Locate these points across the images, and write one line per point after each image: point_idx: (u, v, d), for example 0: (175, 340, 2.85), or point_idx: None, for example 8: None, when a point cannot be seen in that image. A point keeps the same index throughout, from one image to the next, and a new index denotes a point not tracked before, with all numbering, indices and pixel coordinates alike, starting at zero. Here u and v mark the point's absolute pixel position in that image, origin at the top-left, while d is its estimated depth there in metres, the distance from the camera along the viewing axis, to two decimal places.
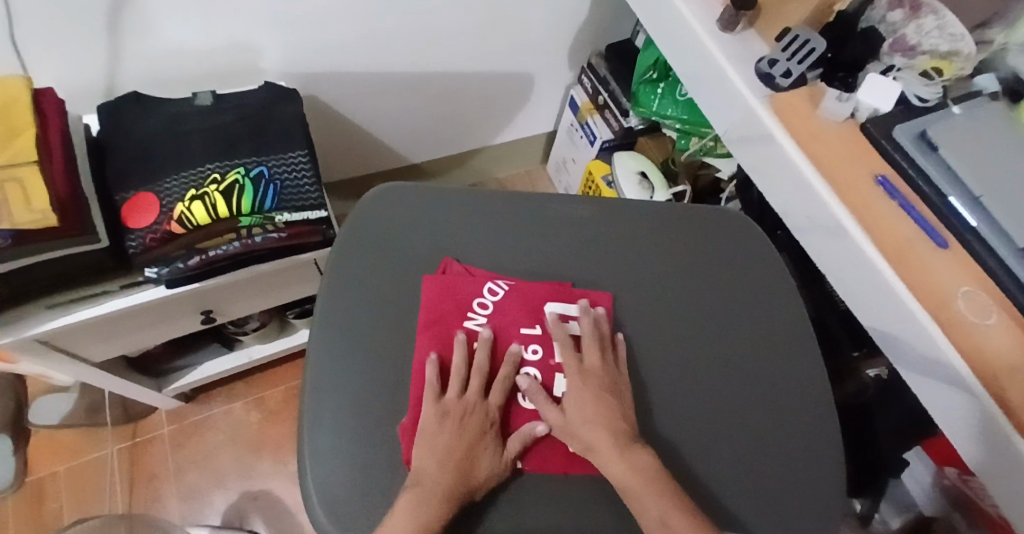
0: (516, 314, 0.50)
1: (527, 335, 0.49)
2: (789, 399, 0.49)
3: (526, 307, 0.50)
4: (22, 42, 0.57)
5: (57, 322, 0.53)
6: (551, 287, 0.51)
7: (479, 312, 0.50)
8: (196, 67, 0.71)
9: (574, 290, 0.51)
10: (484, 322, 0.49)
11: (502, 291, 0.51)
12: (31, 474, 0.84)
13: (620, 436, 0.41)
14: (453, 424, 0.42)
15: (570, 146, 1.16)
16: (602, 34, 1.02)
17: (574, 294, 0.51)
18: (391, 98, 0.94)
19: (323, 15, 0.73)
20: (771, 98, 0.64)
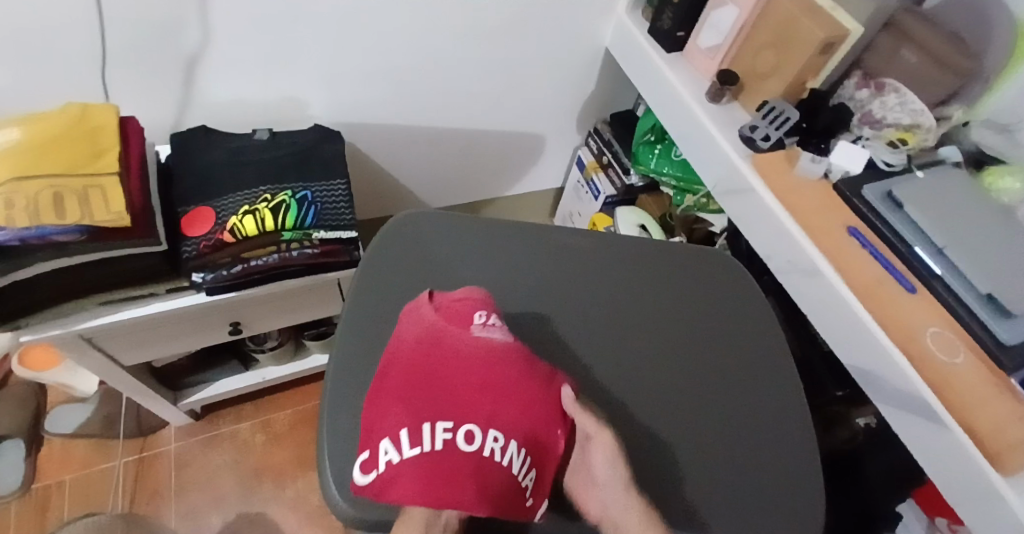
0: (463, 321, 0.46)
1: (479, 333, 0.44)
2: (771, 419, 0.52)
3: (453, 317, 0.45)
4: (111, 80, 0.67)
5: (104, 318, 0.59)
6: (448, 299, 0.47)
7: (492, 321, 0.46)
8: (252, 111, 0.81)
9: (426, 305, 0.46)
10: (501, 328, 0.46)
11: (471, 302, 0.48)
12: (37, 482, 0.86)
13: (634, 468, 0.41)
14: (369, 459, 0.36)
15: (576, 201, 1.25)
16: (608, 104, 1.14)
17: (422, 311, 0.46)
18: (418, 149, 1.04)
19: (365, 73, 0.83)
20: (753, 157, 0.73)
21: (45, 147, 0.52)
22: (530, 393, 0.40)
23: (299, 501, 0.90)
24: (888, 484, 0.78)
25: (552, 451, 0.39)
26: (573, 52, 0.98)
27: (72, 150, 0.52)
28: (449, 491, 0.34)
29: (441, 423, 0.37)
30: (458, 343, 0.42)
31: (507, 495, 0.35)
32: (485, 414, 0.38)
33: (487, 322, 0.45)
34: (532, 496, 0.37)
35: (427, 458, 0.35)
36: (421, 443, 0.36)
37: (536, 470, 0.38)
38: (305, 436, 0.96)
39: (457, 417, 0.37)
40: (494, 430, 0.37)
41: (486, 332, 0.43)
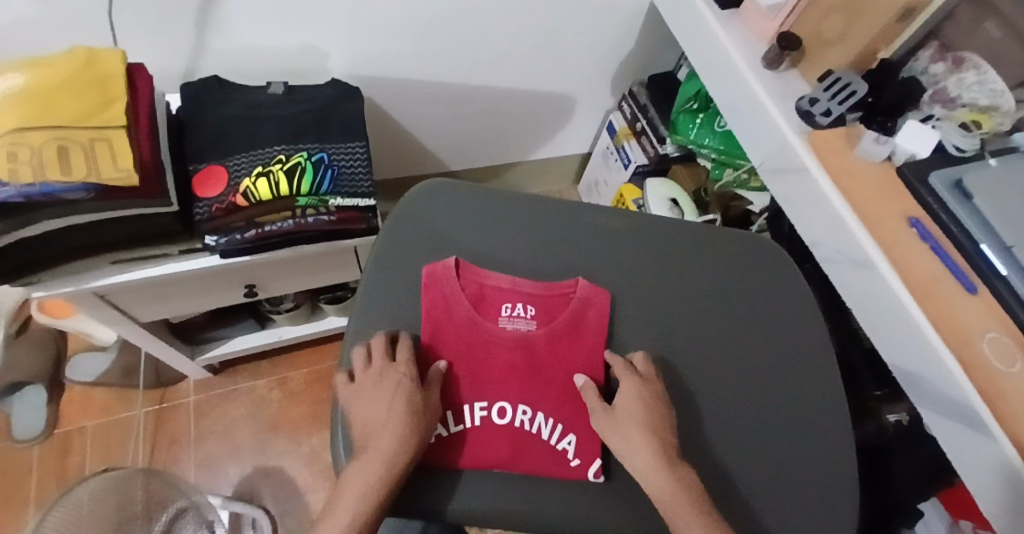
0: (485, 304, 0.52)
1: (502, 315, 0.52)
2: (799, 426, 0.50)
3: (477, 300, 0.52)
4: (119, 22, 0.63)
5: (116, 277, 0.57)
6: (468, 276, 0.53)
7: (515, 308, 0.52)
8: (267, 61, 0.76)
9: (451, 281, 0.51)
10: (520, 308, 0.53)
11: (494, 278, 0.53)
12: (59, 427, 0.89)
13: (652, 438, 0.43)
14: (377, 388, 0.45)
15: (603, 168, 1.20)
16: (645, 64, 1.06)
17: (448, 285, 0.51)
18: (439, 107, 0.98)
19: (383, 21, 0.77)
20: (810, 134, 0.66)
21: (49, 96, 0.48)
22: (565, 362, 0.51)
23: (313, 458, 0.91)
24: (916, 480, 0.74)
25: (587, 421, 0.48)
26: (612, 5, 0.90)
27: (77, 100, 0.48)
28: (487, 451, 0.46)
29: (478, 403, 0.48)
30: (494, 330, 0.51)
31: (545, 459, 0.46)
32: (515, 393, 0.49)
33: (513, 312, 0.52)
34: (576, 456, 0.46)
35: (470, 433, 0.46)
36: (462, 420, 0.47)
37: (571, 434, 0.47)
38: (318, 396, 0.96)
39: (506, 396, 0.49)
40: (523, 405, 0.48)
41: (512, 323, 0.52)
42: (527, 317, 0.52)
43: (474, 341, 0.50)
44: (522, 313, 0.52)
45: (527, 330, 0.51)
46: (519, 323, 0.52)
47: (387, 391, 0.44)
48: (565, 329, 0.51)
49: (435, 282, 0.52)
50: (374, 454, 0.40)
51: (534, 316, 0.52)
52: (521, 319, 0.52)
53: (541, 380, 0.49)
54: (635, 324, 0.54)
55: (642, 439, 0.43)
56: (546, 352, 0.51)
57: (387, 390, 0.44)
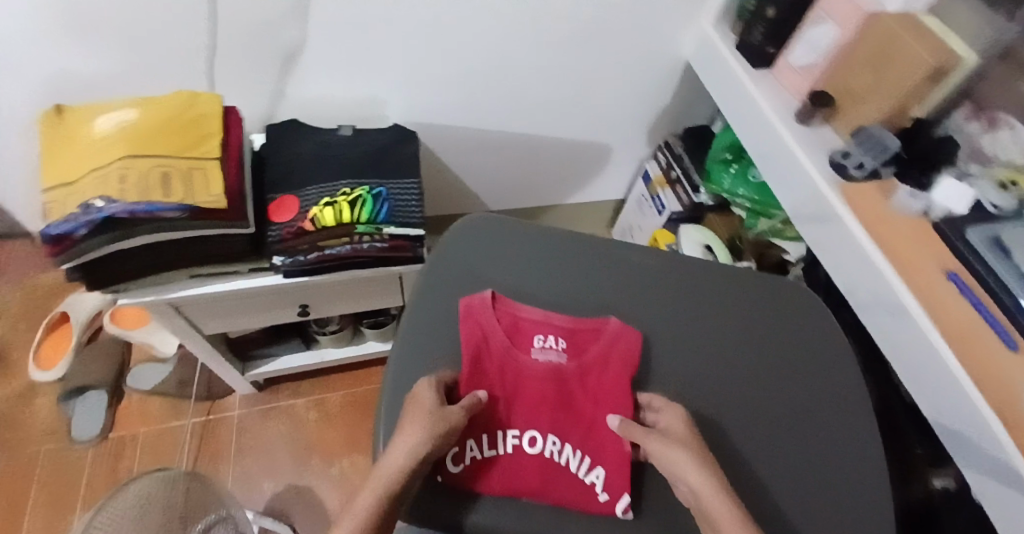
0: (520, 335, 0.55)
1: (536, 348, 0.55)
2: (827, 473, 0.50)
3: (513, 332, 0.55)
4: (217, 70, 0.73)
5: (191, 290, 0.63)
6: (505, 309, 0.56)
7: (547, 341, 0.55)
8: (335, 107, 0.85)
9: (488, 313, 0.55)
10: (552, 341, 0.55)
11: (530, 312, 0.56)
12: (115, 432, 0.94)
13: (701, 457, 0.44)
14: (415, 407, 0.46)
15: (637, 215, 1.24)
16: (681, 118, 1.11)
17: (486, 317, 0.54)
18: (484, 152, 1.05)
19: (439, 77, 0.85)
20: (843, 186, 0.68)
21: (158, 130, 0.55)
22: (593, 398, 0.52)
23: (343, 482, 0.94)
24: None
25: (616, 452, 0.49)
26: (652, 64, 0.96)
27: (181, 135, 0.56)
28: (520, 480, 0.47)
29: (510, 431, 0.50)
30: (526, 361, 0.54)
31: (574, 490, 0.47)
32: (546, 424, 0.50)
33: (546, 344, 0.55)
34: (605, 489, 0.47)
35: (503, 460, 0.48)
36: (495, 445, 0.49)
37: (600, 467, 0.48)
38: (352, 421, 1.00)
39: (537, 426, 0.50)
40: (553, 435, 0.50)
41: (544, 355, 0.54)
42: (558, 351, 0.55)
43: (507, 371, 0.53)
44: (553, 346, 0.55)
45: (558, 361, 0.54)
46: (550, 357, 0.54)
47: (417, 409, 0.45)
48: (594, 364, 0.54)
49: (472, 314, 0.55)
50: (380, 476, 0.41)
51: (565, 350, 0.55)
52: (551, 353, 0.55)
53: (569, 413, 0.51)
54: (669, 365, 0.55)
55: (681, 450, 0.44)
56: (577, 384, 0.53)
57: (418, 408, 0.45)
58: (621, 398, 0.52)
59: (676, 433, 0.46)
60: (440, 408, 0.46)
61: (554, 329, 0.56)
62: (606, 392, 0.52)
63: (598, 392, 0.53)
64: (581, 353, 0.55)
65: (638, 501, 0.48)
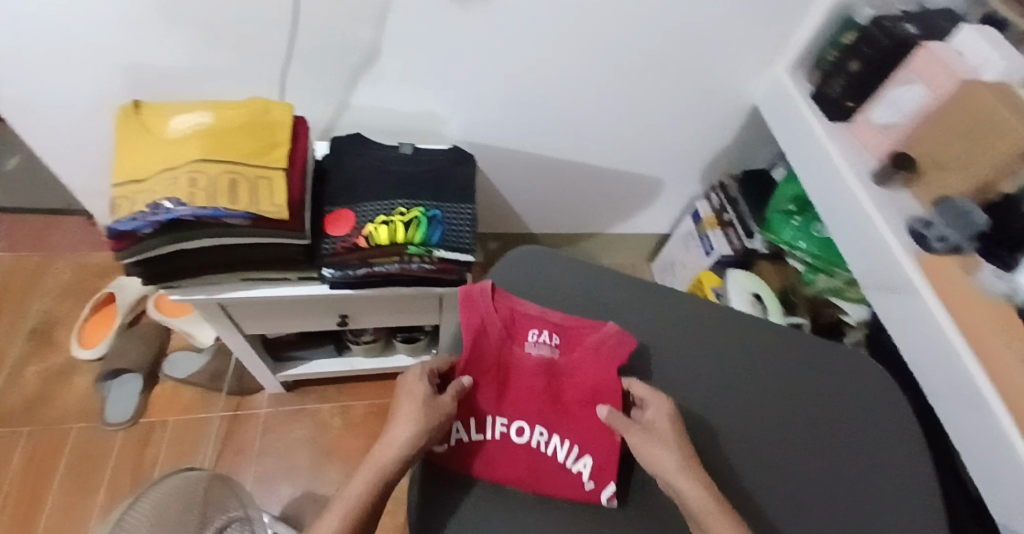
0: (517, 328, 0.53)
1: (530, 341, 0.53)
2: (841, 503, 0.49)
3: (509, 325, 0.53)
4: (289, 77, 0.74)
5: (239, 292, 0.64)
6: (501, 300, 0.54)
7: (541, 334, 0.54)
8: (395, 121, 0.85)
9: (484, 303, 0.53)
10: (545, 333, 0.54)
11: (526, 306, 0.55)
12: (145, 417, 0.96)
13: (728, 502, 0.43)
14: (408, 398, 0.47)
15: (682, 251, 1.21)
16: (739, 160, 1.08)
17: (480, 308, 0.53)
18: (534, 177, 1.04)
19: (500, 101, 0.85)
20: (923, 257, 0.64)
21: (230, 135, 0.56)
22: (581, 390, 0.52)
23: None
24: None
25: (605, 445, 0.49)
26: (716, 104, 0.94)
27: (251, 142, 0.56)
28: (508, 468, 0.48)
29: (499, 418, 0.50)
30: (519, 353, 0.53)
31: (562, 480, 0.48)
32: (534, 414, 0.50)
33: (540, 337, 0.54)
34: (592, 479, 0.48)
35: (493, 449, 0.49)
36: (483, 429, 0.49)
37: (588, 458, 0.49)
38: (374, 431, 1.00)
39: (528, 417, 0.50)
40: (541, 427, 0.50)
41: (537, 349, 0.53)
42: (551, 344, 0.54)
43: (502, 363, 0.52)
44: (546, 339, 0.54)
45: (550, 356, 0.53)
46: (542, 349, 0.53)
47: (409, 403, 0.46)
48: (586, 358, 0.53)
49: (470, 300, 0.54)
50: (375, 463, 0.43)
51: (558, 343, 0.54)
52: (544, 346, 0.54)
53: (558, 405, 0.51)
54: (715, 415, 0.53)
55: (663, 451, 0.45)
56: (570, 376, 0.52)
57: (411, 401, 0.46)
58: (611, 392, 0.51)
59: (665, 434, 0.46)
60: (431, 398, 0.47)
61: (548, 322, 0.54)
62: (595, 385, 0.52)
63: (587, 385, 0.52)
64: (572, 347, 0.54)
65: (624, 495, 0.50)
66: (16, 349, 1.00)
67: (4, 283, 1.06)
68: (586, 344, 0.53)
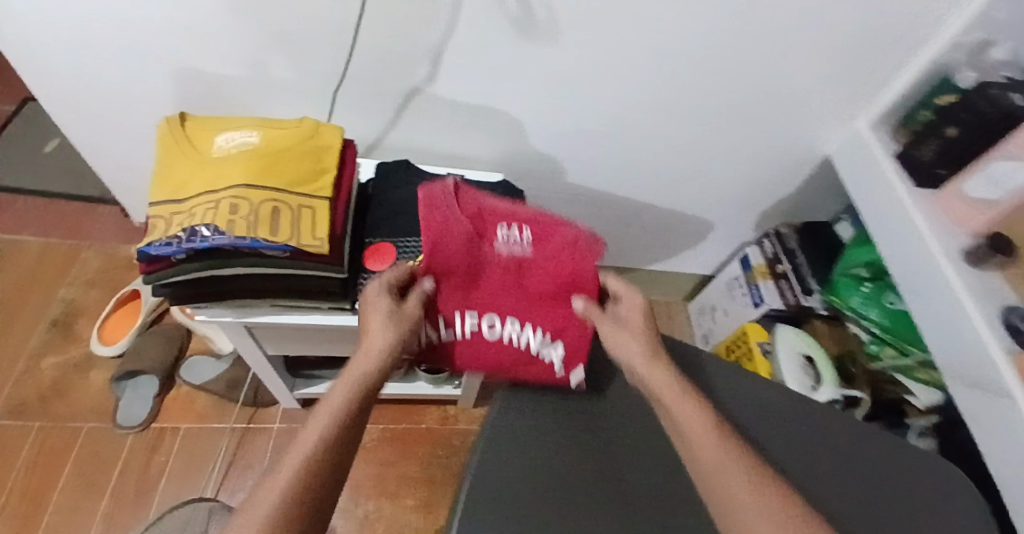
0: (485, 226, 0.49)
1: (499, 240, 0.49)
2: (849, 495, 0.45)
3: (477, 223, 0.48)
4: (342, 92, 0.71)
5: (267, 317, 0.61)
6: (468, 204, 0.49)
7: (510, 231, 0.49)
8: (442, 144, 0.81)
9: (446, 203, 0.47)
10: (513, 228, 0.50)
11: (493, 202, 0.51)
12: (158, 421, 0.94)
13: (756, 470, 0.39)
14: (378, 311, 0.45)
15: (724, 296, 1.14)
16: (797, 211, 1.02)
17: (442, 211, 0.47)
18: (578, 210, 0.99)
19: (555, 134, 0.81)
20: (1019, 355, 0.57)
21: (276, 157, 0.52)
22: (550, 284, 0.50)
23: None
24: None
25: (576, 333, 0.51)
26: (783, 153, 0.88)
27: (298, 167, 0.52)
28: (478, 356, 0.49)
29: (468, 315, 0.49)
30: (490, 252, 0.48)
31: (534, 362, 0.51)
32: (505, 309, 0.50)
33: (509, 233, 0.49)
34: (562, 363, 0.51)
35: (461, 343, 0.49)
36: (450, 328, 0.48)
37: (561, 343, 0.51)
38: (386, 457, 0.98)
39: (498, 311, 0.50)
40: (512, 319, 0.50)
41: (507, 247, 0.49)
42: (521, 239, 0.50)
43: (472, 264, 0.48)
44: (514, 236, 0.49)
45: (520, 252, 0.49)
46: (511, 245, 0.49)
47: (376, 318, 0.44)
48: (557, 253, 0.50)
49: (433, 204, 0.47)
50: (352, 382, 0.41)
51: (527, 235, 0.50)
52: (512, 243, 0.49)
53: (531, 303, 0.50)
54: None
55: (632, 338, 0.48)
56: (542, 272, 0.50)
57: (377, 315, 0.44)
58: (584, 289, 0.51)
59: (635, 324, 0.49)
60: (397, 309, 0.45)
61: (518, 219, 0.50)
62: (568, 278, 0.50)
63: (559, 275, 0.50)
64: (542, 242, 0.50)
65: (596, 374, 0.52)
66: (37, 337, 0.99)
67: (33, 268, 1.05)
68: (554, 240, 0.50)
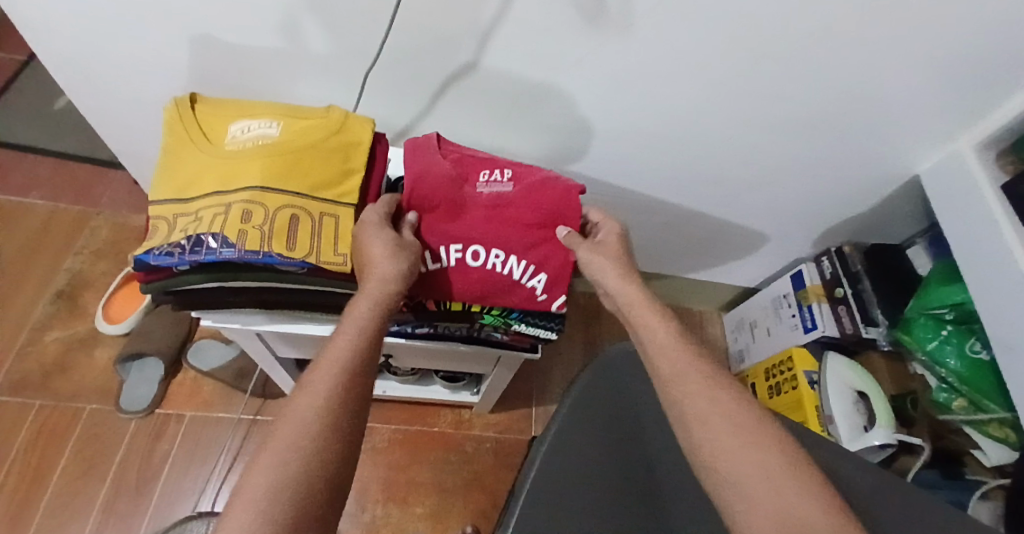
0: (468, 170, 0.51)
1: (481, 182, 0.51)
2: None
3: (462, 168, 0.51)
4: (375, 72, 0.63)
5: (278, 325, 0.54)
6: (455, 151, 0.52)
7: (490, 176, 0.52)
8: (480, 135, 0.73)
9: (431, 147, 0.51)
10: (495, 171, 0.52)
11: (477, 152, 0.53)
12: (162, 407, 0.89)
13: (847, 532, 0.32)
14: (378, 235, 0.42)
15: (768, 313, 1.03)
16: (861, 231, 0.93)
17: (427, 153, 0.50)
18: (621, 213, 0.91)
19: (608, 132, 0.72)
20: None
21: (297, 155, 0.45)
22: (530, 212, 0.51)
23: None
24: None
25: (559, 263, 0.53)
26: (860, 170, 0.78)
27: (322, 169, 0.45)
28: (466, 288, 0.51)
29: (453, 245, 0.50)
30: (477, 193, 0.51)
31: (519, 294, 0.53)
32: (490, 239, 0.51)
33: (491, 177, 0.52)
34: (545, 291, 0.53)
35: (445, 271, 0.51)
36: (438, 259, 0.50)
37: (542, 274, 0.52)
38: (397, 460, 0.94)
39: (483, 241, 0.51)
40: (497, 249, 0.51)
41: (489, 188, 0.51)
42: (501, 180, 0.52)
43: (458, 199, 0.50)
44: (496, 176, 0.52)
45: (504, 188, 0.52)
46: (493, 185, 0.51)
47: (379, 244, 0.42)
48: (539, 188, 0.52)
49: (417, 152, 0.51)
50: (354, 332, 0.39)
51: (508, 174, 0.52)
52: (493, 184, 0.52)
53: (514, 234, 0.51)
54: None
55: (607, 260, 0.50)
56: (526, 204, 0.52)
57: (380, 240, 0.42)
58: (567, 220, 0.52)
59: (611, 248, 0.51)
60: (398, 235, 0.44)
61: (500, 162, 0.53)
62: (552, 208, 0.52)
63: (543, 205, 0.51)
64: (518, 181, 0.52)
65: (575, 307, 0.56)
66: (42, 309, 0.94)
67: (40, 234, 1.00)
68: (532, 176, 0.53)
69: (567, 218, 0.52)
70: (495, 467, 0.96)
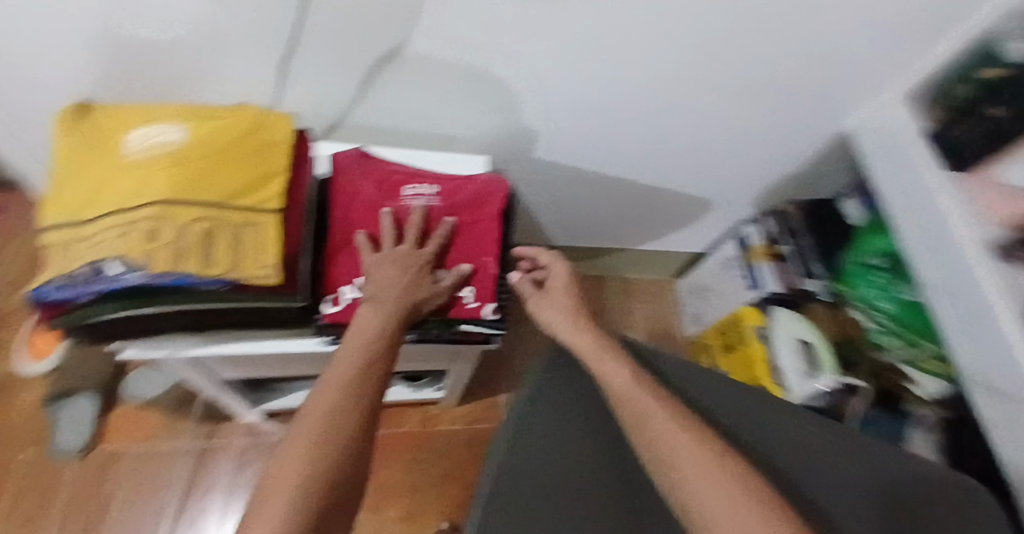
0: (393, 188, 0.56)
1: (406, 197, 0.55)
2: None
3: (388, 187, 0.56)
4: (292, 63, 0.58)
5: (213, 347, 0.51)
6: (382, 172, 0.57)
7: (416, 191, 0.56)
8: (416, 124, 0.70)
9: (358, 173, 0.56)
10: (419, 187, 0.56)
11: (405, 172, 0.58)
12: (101, 444, 0.83)
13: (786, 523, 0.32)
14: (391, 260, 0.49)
15: (716, 277, 1.06)
16: (796, 191, 0.96)
17: (355, 177, 0.55)
18: (568, 192, 0.90)
19: (545, 111, 0.71)
20: None
21: (207, 162, 0.42)
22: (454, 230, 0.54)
23: None
24: None
25: (485, 274, 0.54)
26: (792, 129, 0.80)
27: (237, 176, 0.42)
28: None
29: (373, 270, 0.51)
30: (401, 206, 0.54)
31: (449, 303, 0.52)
32: None
33: (415, 190, 0.56)
34: (475, 299, 0.53)
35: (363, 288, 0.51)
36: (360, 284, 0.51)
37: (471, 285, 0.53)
38: None
39: None
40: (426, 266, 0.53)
41: (414, 197, 0.55)
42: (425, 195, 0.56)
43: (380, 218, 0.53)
44: (421, 191, 0.56)
45: (428, 202, 0.55)
46: (416, 199, 0.55)
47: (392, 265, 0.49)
48: (462, 201, 0.56)
49: (348, 174, 0.56)
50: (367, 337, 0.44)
51: (431, 191, 0.56)
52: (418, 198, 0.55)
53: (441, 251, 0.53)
54: None
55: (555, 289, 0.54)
56: (450, 220, 0.54)
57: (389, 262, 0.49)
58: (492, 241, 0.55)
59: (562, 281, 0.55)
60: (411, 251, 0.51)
61: (424, 179, 0.57)
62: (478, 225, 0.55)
63: (468, 223, 0.55)
64: (442, 196, 0.56)
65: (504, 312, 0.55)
66: None
67: None
68: (457, 192, 0.57)
69: (491, 238, 0.55)
70: (466, 460, 0.95)
